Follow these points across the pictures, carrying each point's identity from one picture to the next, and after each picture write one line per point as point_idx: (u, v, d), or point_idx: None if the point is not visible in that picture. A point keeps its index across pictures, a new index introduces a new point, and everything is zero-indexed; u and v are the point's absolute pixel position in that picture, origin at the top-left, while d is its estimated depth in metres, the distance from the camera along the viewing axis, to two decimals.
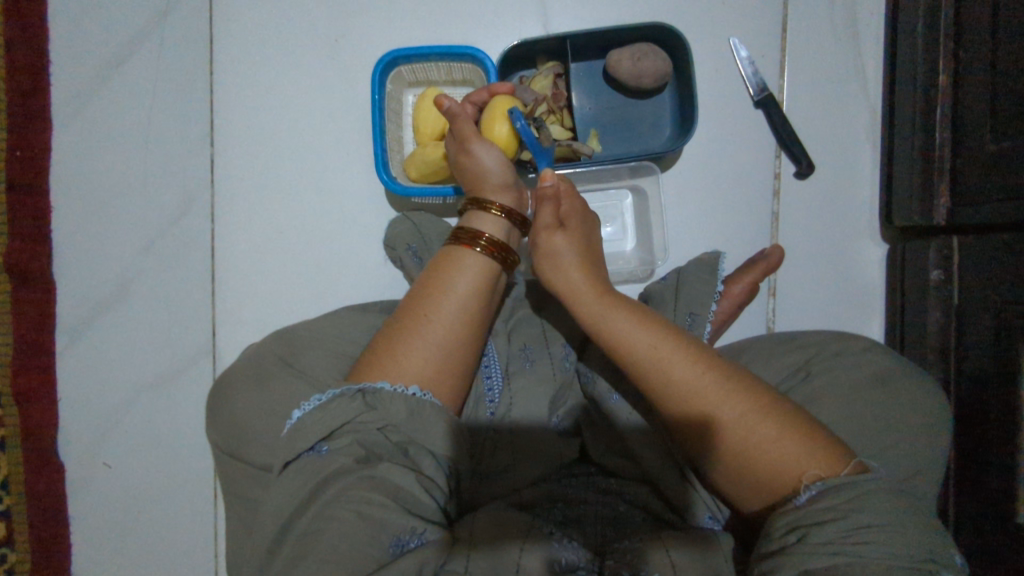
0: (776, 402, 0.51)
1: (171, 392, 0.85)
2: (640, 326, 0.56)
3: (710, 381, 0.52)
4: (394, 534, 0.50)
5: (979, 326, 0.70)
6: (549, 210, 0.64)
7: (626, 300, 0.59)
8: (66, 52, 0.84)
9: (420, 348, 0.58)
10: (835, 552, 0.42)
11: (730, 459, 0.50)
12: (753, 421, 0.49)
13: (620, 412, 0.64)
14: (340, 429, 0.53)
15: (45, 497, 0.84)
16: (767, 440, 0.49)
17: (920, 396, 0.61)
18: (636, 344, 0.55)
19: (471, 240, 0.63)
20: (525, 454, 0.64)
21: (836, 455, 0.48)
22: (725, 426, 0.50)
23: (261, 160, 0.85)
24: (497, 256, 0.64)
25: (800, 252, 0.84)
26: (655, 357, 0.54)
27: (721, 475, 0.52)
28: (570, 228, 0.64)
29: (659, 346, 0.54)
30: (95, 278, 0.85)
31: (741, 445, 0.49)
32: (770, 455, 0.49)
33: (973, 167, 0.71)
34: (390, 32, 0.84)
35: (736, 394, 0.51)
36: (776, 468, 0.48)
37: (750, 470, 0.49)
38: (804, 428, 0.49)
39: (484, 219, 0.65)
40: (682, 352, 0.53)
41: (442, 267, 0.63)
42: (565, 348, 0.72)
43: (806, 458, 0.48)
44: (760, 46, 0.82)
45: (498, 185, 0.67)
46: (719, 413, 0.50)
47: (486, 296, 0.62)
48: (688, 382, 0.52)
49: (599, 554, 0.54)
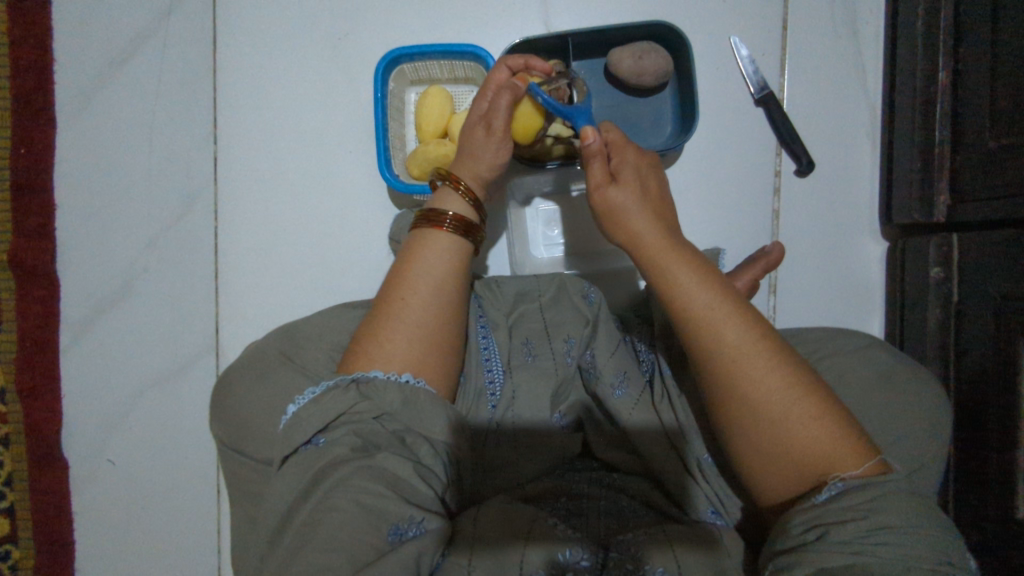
0: (817, 383, 0.50)
1: (175, 389, 0.85)
2: (702, 283, 0.52)
3: (762, 350, 0.50)
4: (394, 523, 0.50)
5: (980, 322, 0.70)
6: (600, 165, 0.59)
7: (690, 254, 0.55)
8: (70, 51, 0.85)
9: (403, 332, 0.58)
10: (855, 551, 0.43)
11: (769, 428, 0.49)
12: (795, 398, 0.49)
13: (624, 407, 0.64)
14: (335, 421, 0.54)
15: (49, 493, 0.84)
16: (807, 418, 0.48)
17: (920, 391, 0.61)
18: (695, 300, 0.52)
19: (433, 219, 0.63)
20: (526, 449, 0.65)
21: (861, 446, 0.48)
22: (769, 401, 0.49)
23: (264, 158, 0.85)
24: (461, 236, 0.63)
25: (801, 249, 0.84)
26: (711, 317, 0.51)
27: (752, 445, 0.50)
28: (624, 181, 0.59)
29: (718, 309, 0.51)
30: (99, 275, 0.85)
31: (778, 419, 0.49)
32: (807, 434, 0.48)
33: (973, 164, 0.71)
34: (393, 31, 0.85)
35: (783, 366, 0.50)
36: (808, 451, 0.48)
37: (784, 445, 0.49)
38: (840, 414, 0.49)
39: (451, 199, 0.64)
40: (739, 315, 0.51)
41: (413, 248, 0.63)
42: (568, 342, 0.69)
43: (836, 444, 0.48)
44: (760, 44, 0.83)
45: (474, 162, 0.66)
46: (764, 383, 0.49)
47: (460, 275, 0.62)
48: (739, 348, 0.50)
49: (603, 547, 0.55)
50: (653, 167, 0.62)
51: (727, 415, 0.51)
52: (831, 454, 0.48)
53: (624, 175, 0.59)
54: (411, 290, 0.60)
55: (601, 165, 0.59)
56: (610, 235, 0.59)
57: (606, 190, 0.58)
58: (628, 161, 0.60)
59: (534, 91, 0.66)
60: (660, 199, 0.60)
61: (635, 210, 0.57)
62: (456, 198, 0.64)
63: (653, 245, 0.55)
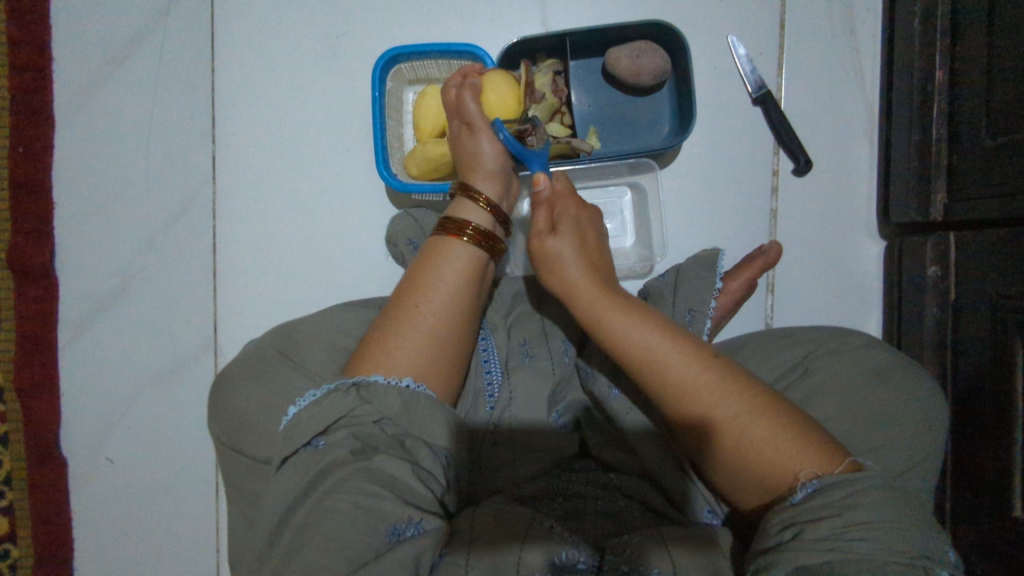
0: (772, 401, 0.51)
1: (174, 388, 0.85)
2: (637, 327, 0.55)
3: (707, 381, 0.52)
4: (391, 524, 0.50)
5: (976, 320, 0.71)
6: (543, 214, 0.65)
7: (624, 298, 0.58)
8: (68, 51, 0.85)
9: (411, 337, 0.59)
10: (830, 548, 0.43)
11: (723, 453, 0.51)
12: (747, 421, 0.50)
13: (619, 408, 0.65)
14: (335, 424, 0.54)
15: (48, 493, 0.84)
16: (761, 440, 0.49)
17: (916, 390, 0.61)
18: (631, 341, 0.55)
19: (458, 230, 0.64)
20: (524, 450, 0.65)
21: (828, 455, 0.48)
22: (721, 427, 0.50)
23: (262, 157, 0.85)
24: (483, 245, 0.65)
25: (799, 248, 0.84)
26: (651, 357, 0.54)
27: (714, 467, 0.52)
28: (564, 229, 0.63)
29: (656, 346, 0.54)
30: (98, 274, 0.85)
31: (734, 442, 0.50)
32: (765, 454, 0.49)
33: (969, 163, 0.71)
34: (391, 30, 0.85)
35: (730, 391, 0.51)
36: (769, 469, 0.49)
37: (744, 468, 0.50)
38: (800, 428, 0.49)
39: (471, 209, 0.66)
40: (678, 348, 0.53)
41: (430, 259, 0.64)
42: (565, 345, 0.72)
43: (800, 456, 0.48)
44: (758, 43, 0.83)
45: (490, 175, 0.68)
46: (713, 412, 0.51)
47: (474, 284, 0.64)
48: (683, 382, 0.52)
49: (599, 550, 0.55)
50: (592, 219, 0.67)
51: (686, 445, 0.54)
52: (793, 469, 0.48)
53: (565, 222, 0.64)
54: (424, 297, 0.61)
55: (545, 214, 0.65)
56: (551, 284, 0.63)
57: (546, 240, 0.62)
58: (569, 211, 0.65)
59: (498, 128, 0.68)
60: (598, 249, 0.65)
61: (571, 258, 0.61)
62: (477, 209, 0.66)
63: (589, 294, 0.59)
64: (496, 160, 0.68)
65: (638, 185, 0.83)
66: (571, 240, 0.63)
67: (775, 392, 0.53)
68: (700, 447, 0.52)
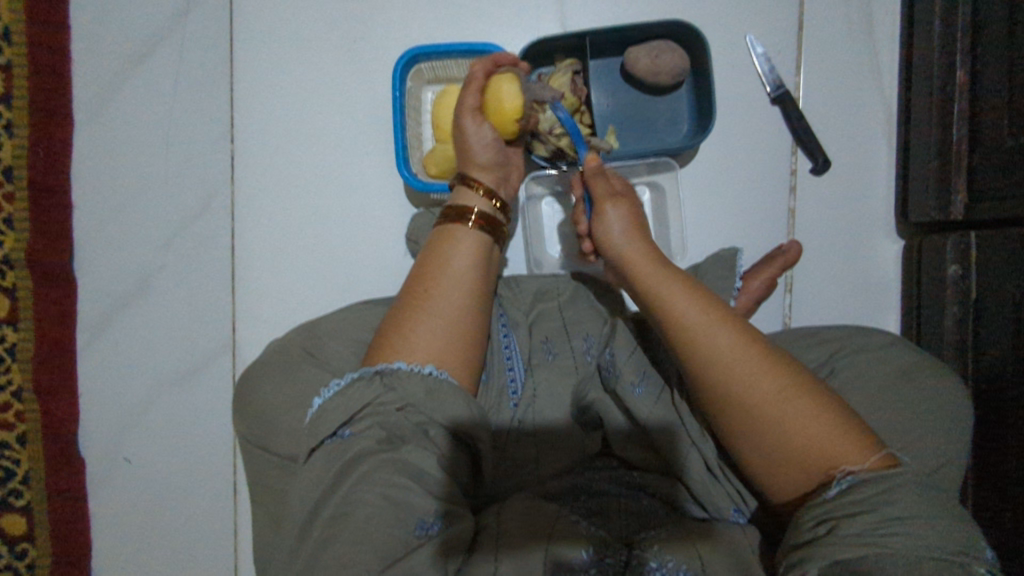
0: (813, 385, 0.51)
1: (192, 387, 0.85)
2: (689, 295, 0.55)
3: (754, 356, 0.51)
4: (419, 517, 0.50)
5: (999, 319, 0.71)
6: (604, 181, 0.64)
7: (676, 269, 0.58)
8: (87, 51, 0.85)
9: (426, 322, 0.59)
10: (866, 543, 0.43)
11: (766, 432, 0.50)
12: (791, 402, 0.49)
13: (644, 406, 0.63)
14: (360, 413, 0.54)
15: (66, 493, 0.84)
16: (806, 419, 0.49)
17: (943, 388, 0.61)
18: (685, 311, 0.54)
19: (459, 217, 0.66)
20: (547, 445, 0.65)
21: (866, 441, 0.48)
22: (767, 404, 0.50)
23: (280, 158, 0.86)
24: (484, 229, 0.66)
25: (818, 247, 0.84)
26: (701, 326, 0.53)
27: (751, 447, 0.51)
28: (623, 203, 0.64)
29: (708, 318, 0.53)
30: (117, 274, 0.85)
31: (775, 421, 0.49)
32: (809, 435, 0.49)
33: (990, 163, 0.72)
34: (409, 30, 0.85)
35: (778, 369, 0.50)
36: (810, 450, 0.48)
37: (785, 448, 0.49)
38: (840, 415, 0.49)
39: (470, 197, 0.67)
40: (728, 322, 0.53)
41: (437, 245, 0.65)
42: (587, 340, 0.71)
43: (838, 442, 0.48)
44: (776, 43, 0.83)
45: (486, 164, 0.69)
46: (761, 388, 0.50)
47: (483, 267, 0.64)
48: (731, 355, 0.51)
49: (626, 544, 0.55)
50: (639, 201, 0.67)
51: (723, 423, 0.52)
52: (833, 453, 0.48)
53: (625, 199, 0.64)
54: (434, 282, 0.61)
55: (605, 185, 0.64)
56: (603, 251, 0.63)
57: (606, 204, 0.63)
58: (625, 190, 0.66)
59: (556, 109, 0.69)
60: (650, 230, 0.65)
61: (628, 228, 0.62)
62: (475, 195, 0.67)
63: (642, 261, 0.59)
64: (489, 148, 0.68)
65: (656, 184, 0.83)
66: (628, 216, 0.63)
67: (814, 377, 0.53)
68: (738, 424, 0.51)
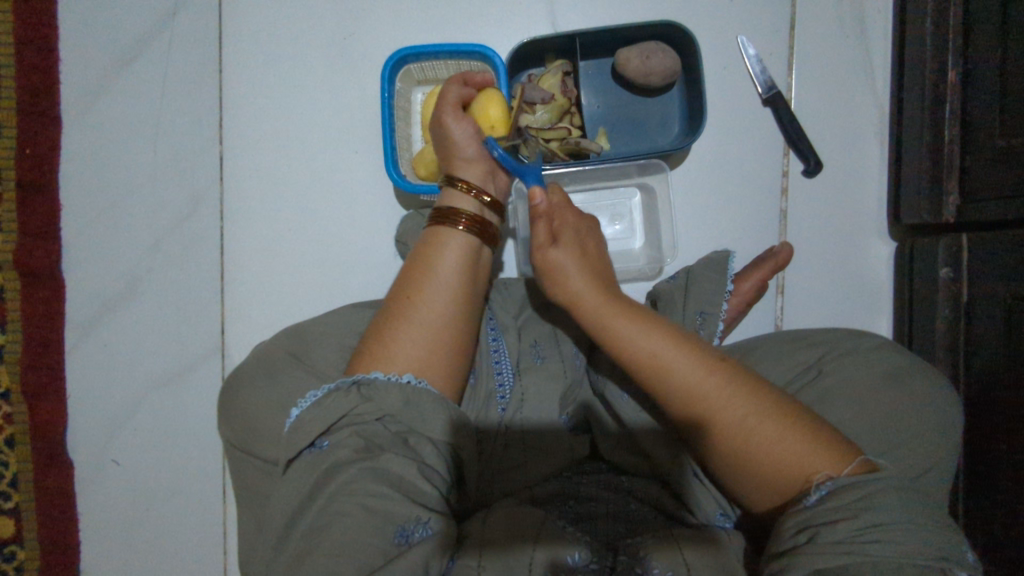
0: (777, 399, 0.51)
1: (181, 389, 0.85)
2: (643, 332, 0.55)
3: (714, 384, 0.51)
4: (400, 525, 0.49)
5: (990, 322, 0.70)
6: (542, 228, 0.63)
7: (624, 301, 0.58)
8: (76, 51, 0.85)
9: (407, 332, 0.58)
10: (847, 551, 0.42)
11: (733, 458, 0.50)
12: (757, 420, 0.49)
13: (629, 410, 0.64)
14: (339, 422, 0.54)
15: (54, 495, 0.84)
16: (769, 441, 0.49)
17: (932, 392, 0.61)
18: (638, 347, 0.54)
19: (445, 218, 0.64)
20: (533, 452, 0.64)
21: (838, 452, 0.48)
22: (727, 431, 0.50)
23: (269, 158, 0.85)
24: (474, 229, 0.64)
25: (810, 248, 0.84)
26: (658, 363, 0.53)
27: (724, 472, 0.52)
28: (565, 241, 0.62)
29: (660, 351, 0.53)
30: (106, 275, 0.85)
31: (741, 443, 0.50)
32: (774, 454, 0.49)
33: (982, 164, 0.71)
34: (399, 31, 0.84)
35: (735, 393, 0.51)
36: (778, 468, 0.49)
37: (756, 468, 0.49)
38: (807, 426, 0.49)
39: (458, 198, 0.65)
40: (682, 352, 0.53)
41: (426, 251, 0.63)
42: (575, 348, 0.71)
43: (811, 456, 0.48)
44: (768, 43, 0.83)
45: (470, 160, 0.67)
46: (720, 415, 0.51)
47: (472, 273, 0.63)
48: (691, 387, 0.52)
49: (610, 550, 0.55)
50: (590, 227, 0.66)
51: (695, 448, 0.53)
52: (805, 469, 0.48)
53: (564, 235, 0.62)
54: (417, 290, 0.61)
55: (544, 228, 0.63)
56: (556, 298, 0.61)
57: (547, 251, 0.61)
58: (568, 223, 0.64)
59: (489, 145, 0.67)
60: (599, 260, 0.63)
61: (573, 268, 0.60)
62: (462, 195, 0.65)
63: (590, 297, 0.58)
64: (471, 143, 0.67)
65: (646, 186, 0.82)
66: (571, 250, 0.61)
67: (779, 391, 0.52)
68: (710, 451, 0.52)
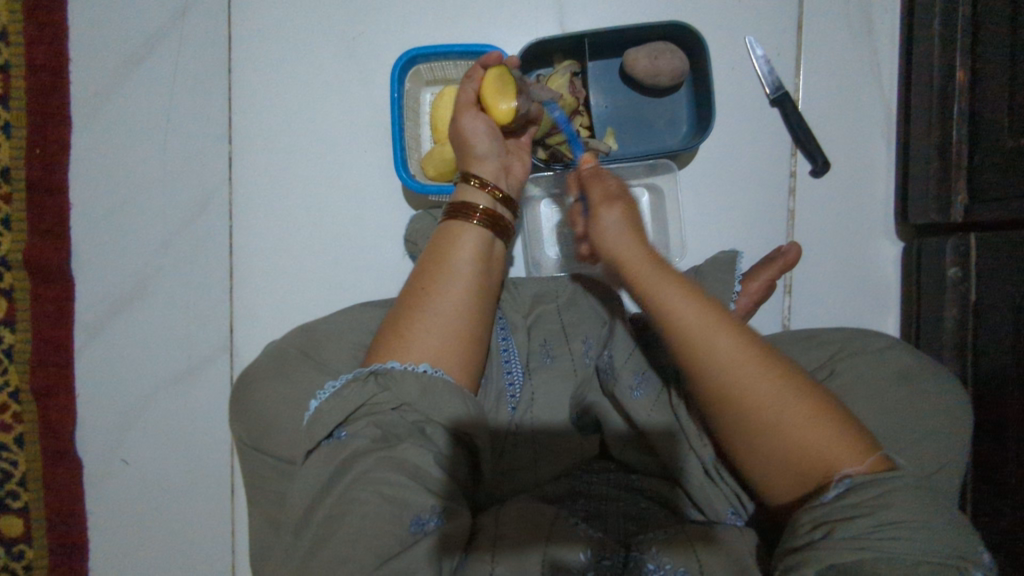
0: (809, 385, 0.50)
1: (189, 388, 0.85)
2: (687, 300, 0.53)
3: (753, 363, 0.50)
4: (415, 513, 0.50)
5: (998, 322, 0.70)
6: (598, 192, 0.61)
7: (672, 272, 0.56)
8: (86, 51, 0.85)
9: (423, 321, 0.58)
10: (862, 548, 0.43)
11: (763, 443, 0.50)
12: (790, 405, 0.49)
13: (643, 408, 0.63)
14: (356, 413, 0.54)
15: (63, 494, 0.84)
16: (801, 426, 0.49)
17: (943, 393, 0.61)
18: (683, 318, 0.52)
19: (458, 213, 0.65)
20: (544, 448, 0.65)
21: (863, 445, 0.48)
22: (761, 414, 0.49)
23: (278, 159, 0.85)
24: (486, 222, 0.64)
25: (817, 249, 0.84)
26: (699, 333, 0.51)
27: (751, 456, 0.51)
28: (618, 205, 0.60)
29: (705, 324, 0.52)
30: (115, 275, 0.85)
31: (775, 428, 0.49)
32: (804, 440, 0.48)
33: (990, 165, 0.71)
34: (407, 32, 0.85)
35: (772, 375, 0.50)
36: (808, 458, 0.48)
37: (783, 454, 0.49)
38: (838, 417, 0.49)
39: (472, 193, 0.66)
40: (724, 328, 0.51)
41: (441, 244, 0.64)
42: (586, 343, 0.70)
43: (838, 447, 0.48)
44: (775, 44, 0.83)
45: (483, 157, 0.67)
46: (757, 394, 0.50)
47: (486, 267, 0.63)
48: (728, 363, 0.50)
49: (625, 545, 0.55)
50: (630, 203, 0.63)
51: (720, 431, 0.52)
52: (834, 458, 0.48)
53: (616, 202, 0.60)
54: (432, 281, 0.61)
55: (599, 193, 0.61)
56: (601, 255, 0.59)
57: (598, 215, 0.59)
58: (616, 192, 0.63)
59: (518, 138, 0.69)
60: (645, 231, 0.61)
61: (626, 233, 0.58)
62: (475, 191, 0.66)
63: (641, 264, 0.56)
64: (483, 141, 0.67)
65: (655, 186, 0.82)
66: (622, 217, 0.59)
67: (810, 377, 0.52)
68: (741, 434, 0.51)
